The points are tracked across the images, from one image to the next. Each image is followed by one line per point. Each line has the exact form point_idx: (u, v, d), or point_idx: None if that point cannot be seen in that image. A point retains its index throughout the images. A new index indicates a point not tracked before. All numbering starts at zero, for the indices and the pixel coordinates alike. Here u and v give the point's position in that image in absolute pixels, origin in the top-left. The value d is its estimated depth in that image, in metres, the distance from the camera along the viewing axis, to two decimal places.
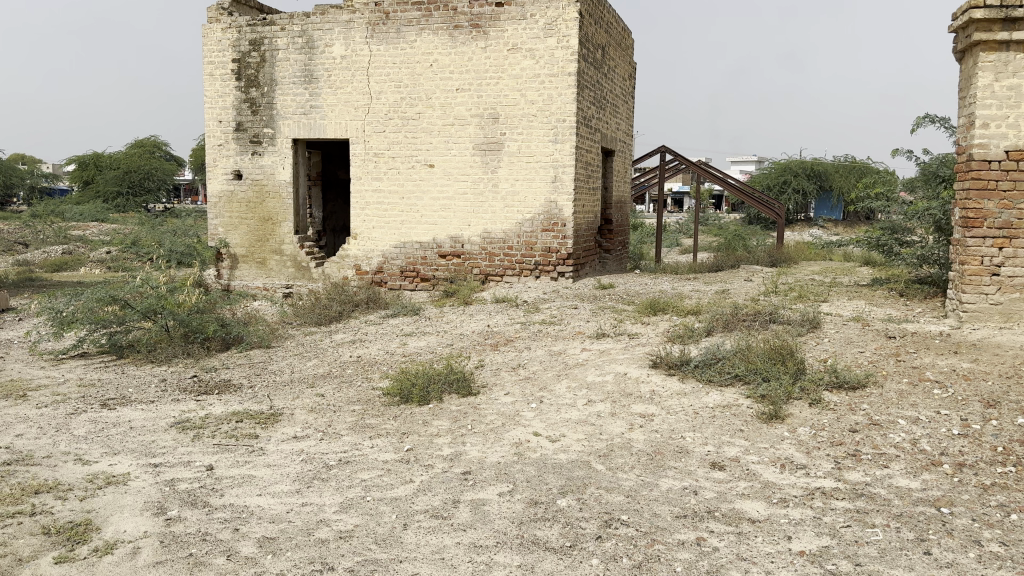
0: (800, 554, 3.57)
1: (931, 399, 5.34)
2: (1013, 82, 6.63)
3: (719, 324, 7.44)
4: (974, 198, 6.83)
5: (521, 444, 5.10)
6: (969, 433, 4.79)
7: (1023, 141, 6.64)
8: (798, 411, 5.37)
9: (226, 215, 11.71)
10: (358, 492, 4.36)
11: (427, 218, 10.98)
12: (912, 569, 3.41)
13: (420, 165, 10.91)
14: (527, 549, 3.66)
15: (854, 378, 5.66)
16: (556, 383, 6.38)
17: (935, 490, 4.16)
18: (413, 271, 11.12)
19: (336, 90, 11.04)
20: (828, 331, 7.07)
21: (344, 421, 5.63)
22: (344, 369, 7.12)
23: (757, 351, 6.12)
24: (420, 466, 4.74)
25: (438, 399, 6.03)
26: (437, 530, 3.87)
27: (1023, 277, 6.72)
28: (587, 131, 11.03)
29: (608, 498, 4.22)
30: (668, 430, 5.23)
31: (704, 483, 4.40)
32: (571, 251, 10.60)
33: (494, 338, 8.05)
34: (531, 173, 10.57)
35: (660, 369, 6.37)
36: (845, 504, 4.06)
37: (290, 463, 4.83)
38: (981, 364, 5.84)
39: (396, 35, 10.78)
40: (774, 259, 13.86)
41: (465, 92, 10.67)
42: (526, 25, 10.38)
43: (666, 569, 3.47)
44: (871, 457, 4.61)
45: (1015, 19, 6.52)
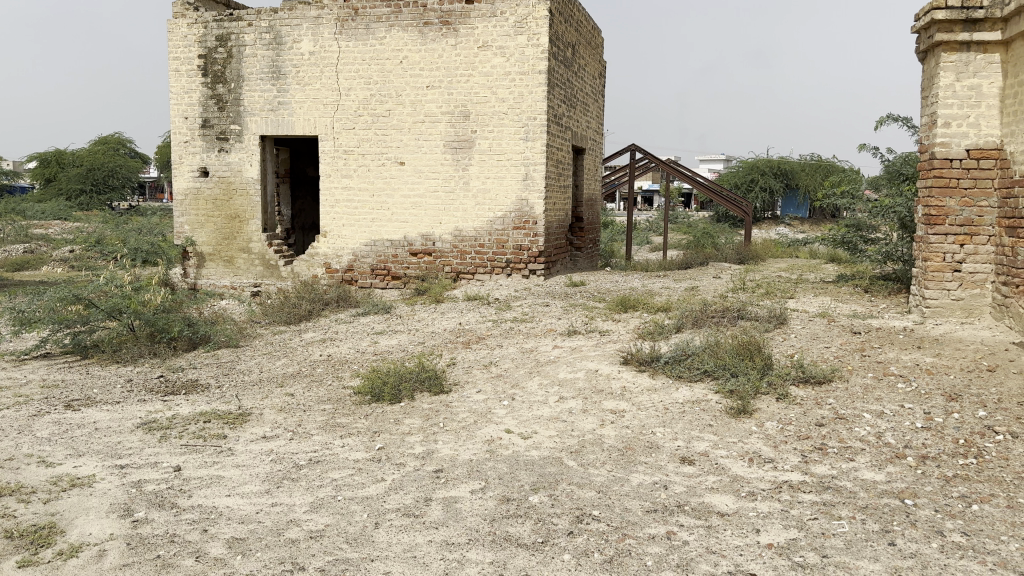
0: (768, 547, 3.62)
1: (895, 393, 5.44)
2: (973, 82, 6.78)
3: (689, 320, 7.51)
4: (937, 196, 6.95)
5: (493, 441, 5.11)
6: (932, 426, 4.89)
7: (983, 140, 6.79)
8: (765, 405, 5.43)
9: (192, 212, 11.55)
10: (329, 491, 4.34)
11: (397, 216, 10.93)
12: (877, 560, 3.47)
13: (390, 162, 10.85)
14: (499, 546, 3.66)
15: (820, 373, 5.75)
16: (528, 380, 6.39)
17: (899, 482, 4.24)
18: (384, 269, 11.07)
19: (305, 87, 10.95)
20: (794, 327, 7.17)
21: (314, 421, 5.60)
22: (314, 368, 7.06)
23: (725, 347, 6.18)
24: (391, 465, 4.72)
25: (409, 398, 6.01)
26: (409, 528, 3.86)
27: (983, 273, 6.87)
28: (558, 130, 11.06)
29: (579, 493, 4.24)
30: (639, 426, 5.27)
31: (673, 478, 4.44)
32: (543, 249, 10.63)
33: (465, 335, 8.04)
34: (502, 171, 10.57)
35: (630, 366, 6.42)
36: (812, 496, 4.12)
37: (260, 463, 4.79)
38: (943, 358, 5.96)
39: (365, 31, 10.71)
40: (742, 256, 14.03)
41: (436, 89, 10.64)
42: (496, 22, 10.38)
43: (637, 563, 3.50)
44: (837, 450, 4.68)
45: (976, 20, 6.65)
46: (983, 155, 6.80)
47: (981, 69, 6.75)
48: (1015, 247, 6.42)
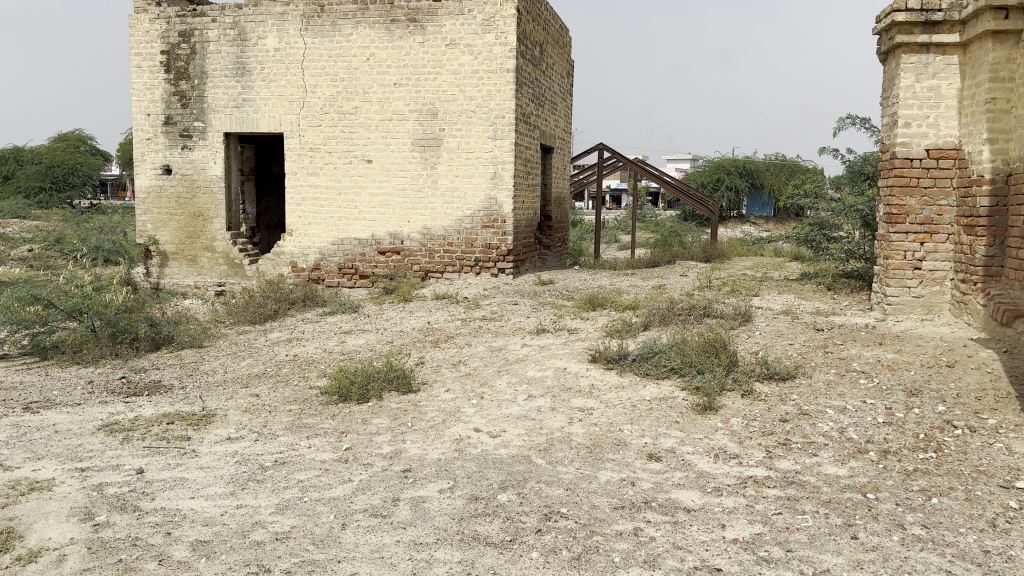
0: (733, 542, 3.65)
1: (857, 389, 5.52)
2: (932, 83, 6.90)
3: (656, 318, 7.57)
4: (897, 195, 7.07)
5: (461, 440, 5.09)
6: (893, 421, 4.98)
7: (942, 140, 6.92)
8: (731, 402, 5.49)
9: (154, 211, 11.36)
10: (295, 493, 4.29)
11: (365, 214, 10.86)
12: (839, 553, 3.52)
13: (357, 160, 10.77)
14: (467, 545, 3.65)
15: (784, 369, 5.83)
16: (497, 378, 6.39)
17: (861, 477, 4.31)
18: (352, 268, 10.99)
19: (270, 84, 10.84)
20: (759, 324, 7.26)
21: (280, 421, 5.54)
22: (280, 368, 6.99)
23: (692, 344, 6.24)
24: (359, 465, 4.68)
25: (377, 397, 5.97)
26: (376, 529, 3.83)
27: (943, 270, 7.01)
28: (526, 128, 11.06)
29: (548, 491, 4.25)
30: (607, 424, 5.29)
31: (641, 474, 4.47)
32: (512, 248, 10.65)
33: (433, 334, 8.01)
34: (470, 169, 10.55)
35: (598, 364, 6.44)
36: (776, 491, 4.17)
37: (224, 465, 4.73)
38: (904, 355, 6.07)
39: (331, 28, 10.61)
40: (708, 254, 14.16)
41: (403, 87, 10.59)
42: (463, 20, 10.36)
43: (604, 560, 3.51)
44: (801, 446, 4.74)
45: (935, 22, 6.78)
46: (942, 155, 6.93)
47: (940, 70, 6.88)
48: (973, 246, 6.56)
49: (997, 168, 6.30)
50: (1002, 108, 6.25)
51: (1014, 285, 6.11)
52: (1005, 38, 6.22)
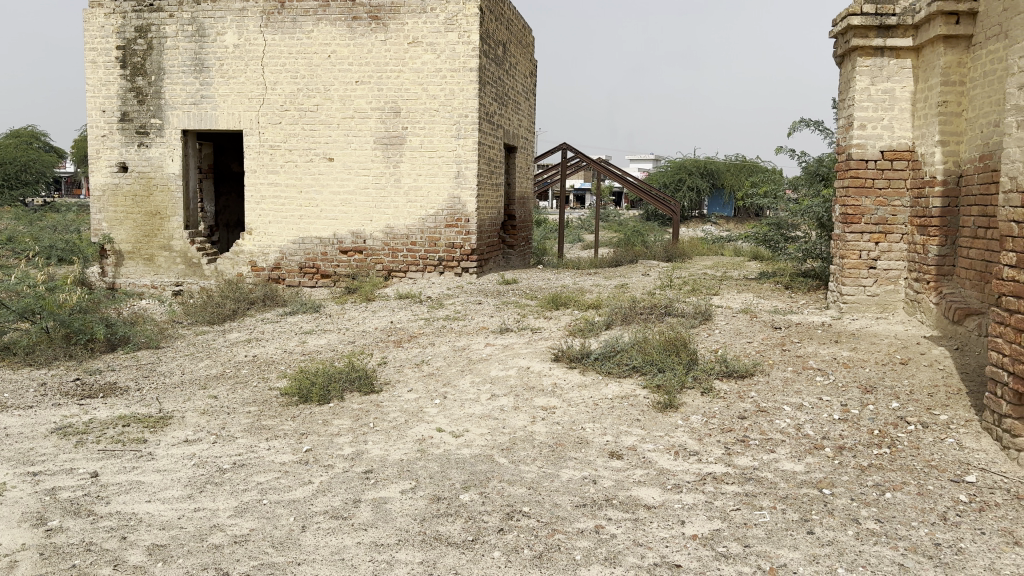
0: (693, 538, 3.69)
1: (813, 385, 5.62)
2: (887, 86, 7.04)
3: (618, 317, 7.62)
4: (853, 196, 7.21)
5: (424, 440, 5.07)
6: (849, 418, 5.07)
7: (896, 142, 7.07)
8: (691, 399, 5.55)
9: (110, 209, 11.13)
10: (254, 495, 4.24)
11: (326, 213, 10.76)
12: (796, 548, 3.57)
13: (318, 158, 10.67)
14: (429, 546, 3.64)
15: (743, 367, 5.91)
16: (459, 378, 6.38)
17: (817, 473, 4.38)
18: (313, 267, 10.89)
19: (229, 81, 10.68)
20: (719, 323, 7.34)
21: (238, 423, 5.47)
22: (240, 369, 6.91)
23: (653, 343, 6.30)
24: (319, 467, 4.64)
25: (338, 398, 5.93)
26: (336, 531, 3.80)
27: (897, 269, 7.18)
28: (489, 127, 11.07)
29: (510, 490, 4.25)
30: (569, 422, 5.31)
31: (602, 472, 4.49)
32: (475, 247, 10.66)
33: (396, 334, 7.97)
34: (434, 168, 10.53)
35: (561, 363, 6.47)
36: (734, 488, 4.22)
37: (181, 468, 4.64)
38: (859, 352, 6.18)
39: (292, 25, 10.50)
40: (670, 254, 14.29)
41: (365, 85, 10.51)
42: (426, 18, 10.34)
43: (566, 558, 3.52)
44: (759, 442, 4.81)
45: (889, 26, 6.91)
46: (896, 156, 7.07)
47: (894, 73, 7.02)
48: (926, 246, 6.71)
49: (949, 170, 6.45)
50: (953, 111, 6.39)
51: (965, 284, 6.26)
52: (956, 42, 6.34)
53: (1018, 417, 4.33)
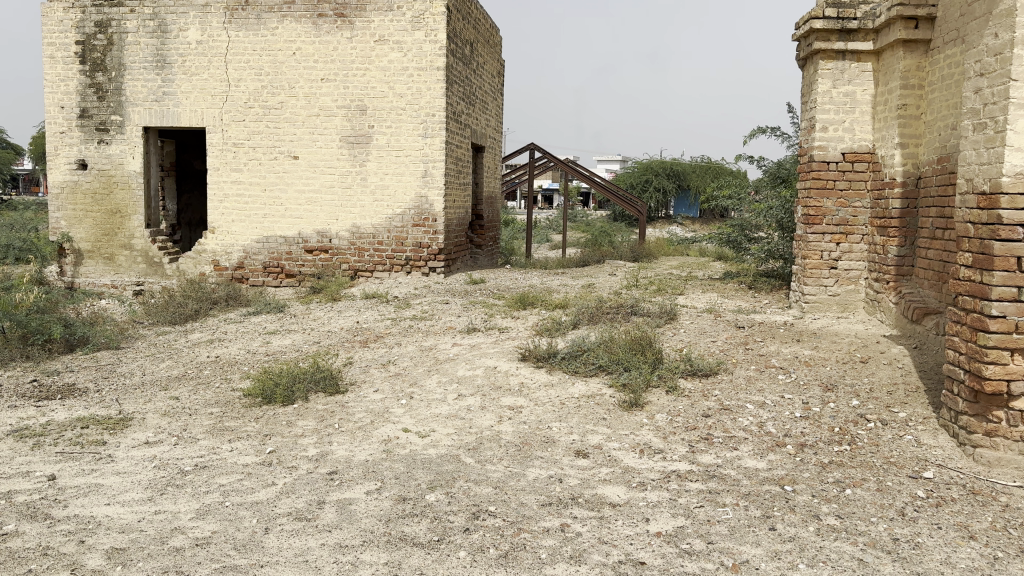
0: (657, 535, 3.72)
1: (776, 383, 5.70)
2: (848, 89, 7.16)
3: (585, 316, 7.66)
4: (815, 197, 7.33)
5: (389, 441, 5.04)
6: (809, 415, 5.14)
7: (857, 144, 7.18)
8: (656, 398, 5.59)
9: (69, 207, 10.90)
10: (216, 497, 4.18)
11: (291, 212, 10.65)
12: (758, 544, 3.61)
13: (283, 156, 10.56)
14: (394, 546, 3.62)
15: (707, 366, 5.97)
16: (426, 378, 6.35)
17: (779, 470, 4.44)
18: (277, 266, 10.78)
19: (192, 77, 10.53)
20: (684, 322, 7.40)
21: (200, 424, 5.39)
22: (202, 370, 6.81)
23: (619, 343, 6.33)
24: (283, 468, 4.59)
25: (302, 398, 5.87)
26: (300, 532, 3.76)
27: (857, 270, 7.31)
28: (457, 127, 11.04)
29: (476, 490, 4.24)
30: (536, 422, 5.31)
31: (568, 471, 4.51)
32: (442, 247, 10.65)
33: (362, 334, 7.91)
34: (401, 167, 10.49)
35: (528, 362, 6.48)
36: (698, 485, 4.26)
37: (141, 470, 4.57)
38: (821, 351, 6.28)
39: (256, 21, 10.38)
40: (636, 254, 14.39)
41: (330, 83, 10.42)
42: (392, 16, 10.30)
43: (531, 557, 3.52)
44: (722, 440, 4.86)
45: (850, 30, 7.03)
46: (857, 158, 7.19)
47: (855, 76, 7.13)
48: (886, 246, 6.84)
49: (908, 172, 6.56)
50: (912, 114, 6.51)
51: (923, 284, 6.38)
52: (915, 46, 6.46)
53: (973, 414, 4.42)
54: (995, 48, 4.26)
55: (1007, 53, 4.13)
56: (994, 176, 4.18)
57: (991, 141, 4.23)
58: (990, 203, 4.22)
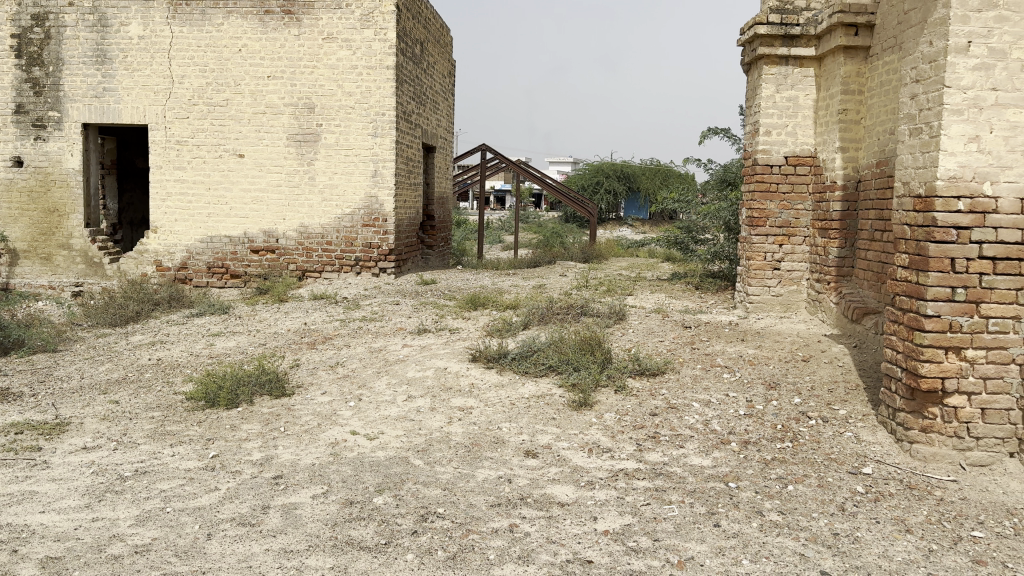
0: (604, 533, 3.75)
1: (721, 382, 5.79)
2: (791, 93, 7.32)
3: (535, 317, 7.68)
4: (759, 200, 7.48)
5: (337, 443, 4.99)
6: (753, 413, 5.24)
7: (799, 148, 7.34)
8: (605, 398, 5.63)
9: (3, 205, 10.56)
10: (156, 503, 4.09)
11: (236, 211, 10.47)
12: (703, 540, 3.67)
13: (228, 154, 10.38)
14: (340, 550, 3.58)
15: (654, 365, 6.04)
16: (376, 379, 6.30)
17: (724, 467, 4.51)
18: (222, 267, 10.58)
19: (134, 73, 10.28)
20: (632, 322, 7.48)
21: (141, 429, 5.26)
22: (143, 373, 6.64)
23: (568, 343, 6.37)
24: (226, 473, 4.50)
25: (247, 402, 5.77)
26: (243, 538, 3.70)
27: (799, 271, 7.48)
28: (407, 126, 11.00)
29: (425, 492, 4.22)
30: (486, 422, 5.31)
31: (517, 471, 4.51)
32: (393, 247, 10.59)
33: (310, 336, 7.80)
34: (349, 166, 10.39)
35: (478, 363, 6.47)
36: (645, 483, 4.31)
37: (79, 476, 4.44)
38: (764, 350, 6.40)
39: (201, 17, 10.18)
40: (587, 255, 14.50)
41: (277, 80, 10.28)
42: (341, 14, 10.20)
43: (479, 558, 3.52)
44: (669, 438, 4.92)
45: (793, 36, 7.17)
46: (799, 162, 7.36)
47: (798, 82, 7.29)
48: (827, 247, 7.01)
49: (848, 175, 6.73)
50: (852, 119, 6.67)
51: (862, 284, 6.55)
52: (855, 53, 6.61)
53: (910, 411, 4.55)
54: (930, 56, 4.38)
55: (941, 60, 4.26)
56: (929, 179, 4.31)
57: (925, 145, 4.36)
58: (925, 206, 4.34)
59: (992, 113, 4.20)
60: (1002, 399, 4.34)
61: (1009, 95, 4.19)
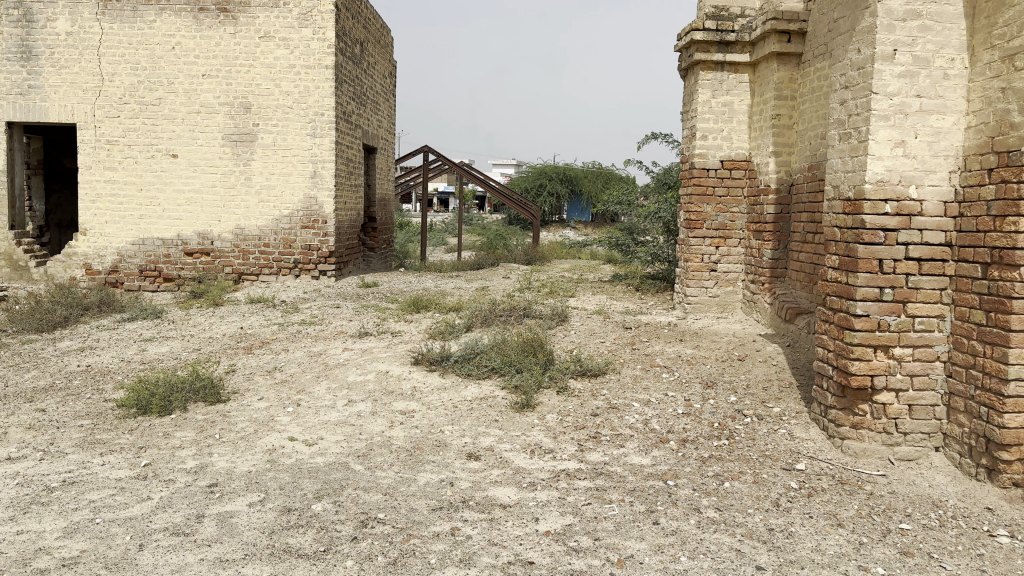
0: (545, 534, 3.76)
1: (660, 381, 5.88)
2: (726, 99, 7.48)
3: (478, 319, 7.67)
4: (696, 203, 7.62)
5: (274, 450, 4.90)
6: (691, 412, 5.33)
7: (734, 152, 7.51)
8: (547, 399, 5.66)
9: None
10: (85, 514, 3.96)
11: (169, 212, 10.22)
12: (642, 539, 3.72)
13: (160, 154, 10.11)
14: (277, 559, 3.52)
15: (596, 366, 6.11)
16: (315, 384, 6.21)
17: (662, 465, 4.58)
18: (154, 270, 10.30)
19: (61, 70, 9.94)
20: (574, 324, 7.54)
21: (69, 438, 5.08)
22: (71, 380, 6.43)
23: (511, 345, 6.39)
24: (159, 482, 4.39)
25: (181, 408, 5.63)
26: (177, 548, 3.61)
27: (735, 272, 7.66)
28: (347, 127, 10.90)
29: (365, 497, 4.18)
30: (428, 426, 5.28)
31: (460, 474, 4.50)
32: (333, 250, 10.47)
33: (246, 341, 7.65)
34: (287, 167, 10.25)
35: (421, 366, 6.43)
36: (586, 483, 4.35)
37: (1, 488, 4.26)
38: (702, 350, 6.53)
39: (132, 14, 9.91)
40: (530, 257, 14.57)
41: (212, 79, 10.07)
42: (278, 13, 10.05)
43: (420, 562, 3.50)
44: (609, 438, 4.97)
45: (728, 42, 7.33)
46: (734, 166, 7.52)
47: (732, 87, 7.46)
48: (761, 249, 7.19)
49: (781, 179, 6.91)
50: (785, 124, 6.85)
51: (795, 285, 6.72)
52: (788, 59, 6.78)
53: (841, 408, 4.69)
54: (858, 63, 4.52)
55: (869, 68, 4.40)
56: (858, 183, 4.45)
57: (854, 150, 4.51)
58: (855, 209, 4.48)
59: (916, 119, 4.35)
60: (928, 395, 4.50)
61: (932, 102, 4.35)
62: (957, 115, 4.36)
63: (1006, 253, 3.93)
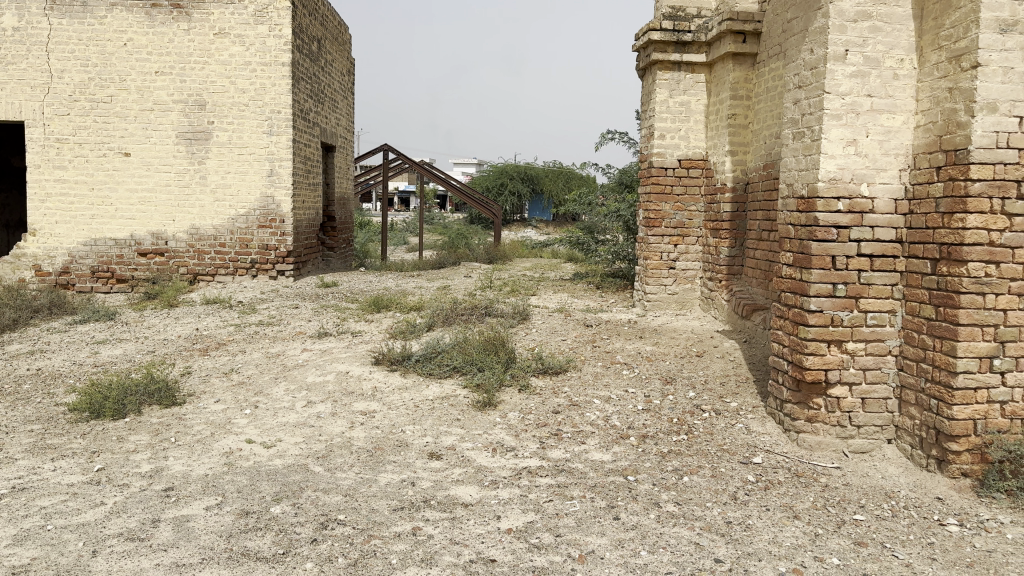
0: (507, 532, 3.77)
1: (620, 378, 5.93)
2: (683, 98, 7.57)
3: (439, 318, 7.65)
4: (654, 202, 7.70)
5: (231, 453, 4.84)
6: (651, 408, 5.38)
7: (691, 151, 7.60)
8: (508, 397, 5.67)
9: None
10: (36, 521, 3.86)
11: (122, 212, 10.03)
12: (603, 534, 3.74)
13: (113, 153, 9.92)
14: (236, 562, 3.47)
15: (557, 364, 6.13)
16: (273, 386, 6.14)
17: (623, 461, 4.62)
18: (107, 271, 10.09)
19: (8, 67, 9.70)
20: (535, 322, 7.56)
21: (19, 443, 4.95)
22: (21, 384, 6.27)
23: (472, 344, 6.39)
24: (113, 487, 4.30)
25: (136, 412, 5.52)
26: (131, 553, 3.54)
27: (693, 269, 7.75)
28: (305, 125, 10.78)
29: (325, 499, 4.15)
30: (388, 426, 5.26)
31: (421, 474, 4.49)
32: (291, 249, 10.35)
33: (202, 342, 7.53)
34: (243, 165, 10.11)
35: (381, 366, 6.39)
36: (547, 480, 4.37)
37: None
38: (660, 346, 6.60)
39: (81, 9, 9.68)
40: (491, 256, 14.58)
41: (166, 76, 9.90)
42: (233, 9, 9.91)
43: (381, 563, 3.48)
44: (570, 435, 5.00)
45: (684, 42, 7.42)
46: (692, 164, 7.61)
47: (690, 87, 7.55)
48: (717, 247, 7.28)
49: (737, 178, 7.02)
50: (741, 123, 6.95)
51: (751, 281, 6.83)
52: (743, 59, 6.89)
53: (797, 402, 4.78)
54: (811, 63, 4.61)
55: (821, 68, 4.49)
56: (812, 181, 4.54)
57: (807, 149, 4.60)
58: (808, 206, 4.57)
59: (867, 118, 4.45)
60: (881, 389, 4.60)
61: (883, 102, 4.46)
62: (907, 114, 4.47)
63: (954, 249, 4.04)
